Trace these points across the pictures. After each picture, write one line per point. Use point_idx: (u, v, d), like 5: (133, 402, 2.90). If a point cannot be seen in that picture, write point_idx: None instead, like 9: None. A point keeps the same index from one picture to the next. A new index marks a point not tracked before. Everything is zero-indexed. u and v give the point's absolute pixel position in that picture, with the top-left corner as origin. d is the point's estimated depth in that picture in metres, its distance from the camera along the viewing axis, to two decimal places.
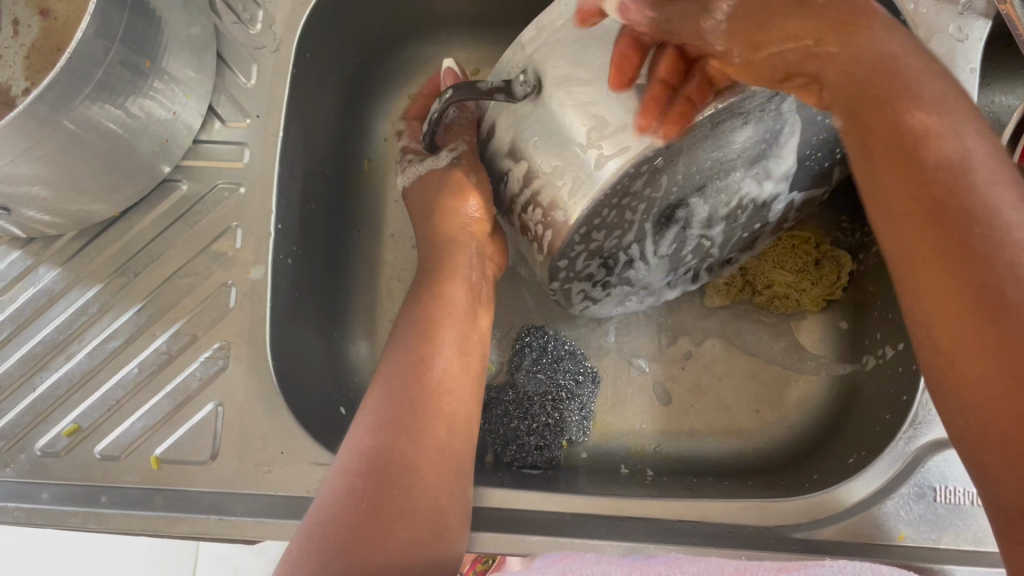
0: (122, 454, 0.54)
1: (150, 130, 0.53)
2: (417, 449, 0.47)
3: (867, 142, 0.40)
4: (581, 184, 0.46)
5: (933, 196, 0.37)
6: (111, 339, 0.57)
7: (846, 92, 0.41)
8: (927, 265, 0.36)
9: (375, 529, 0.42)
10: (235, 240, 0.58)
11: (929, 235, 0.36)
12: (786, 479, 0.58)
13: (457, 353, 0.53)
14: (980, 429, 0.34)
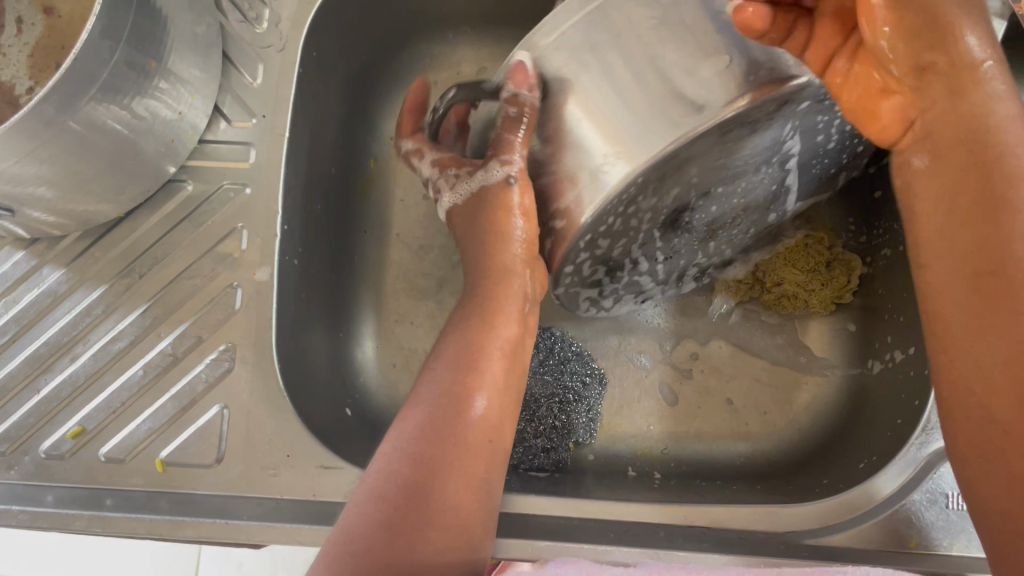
0: (127, 457, 0.54)
1: (155, 130, 0.53)
2: (452, 457, 0.47)
3: (952, 176, 0.39)
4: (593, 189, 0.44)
5: (995, 225, 0.37)
6: (116, 341, 0.56)
7: (943, 149, 0.39)
8: (985, 339, 0.37)
9: (408, 539, 0.43)
10: (241, 241, 0.57)
11: (993, 315, 0.37)
12: (796, 483, 0.58)
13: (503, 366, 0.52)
14: (988, 449, 0.37)
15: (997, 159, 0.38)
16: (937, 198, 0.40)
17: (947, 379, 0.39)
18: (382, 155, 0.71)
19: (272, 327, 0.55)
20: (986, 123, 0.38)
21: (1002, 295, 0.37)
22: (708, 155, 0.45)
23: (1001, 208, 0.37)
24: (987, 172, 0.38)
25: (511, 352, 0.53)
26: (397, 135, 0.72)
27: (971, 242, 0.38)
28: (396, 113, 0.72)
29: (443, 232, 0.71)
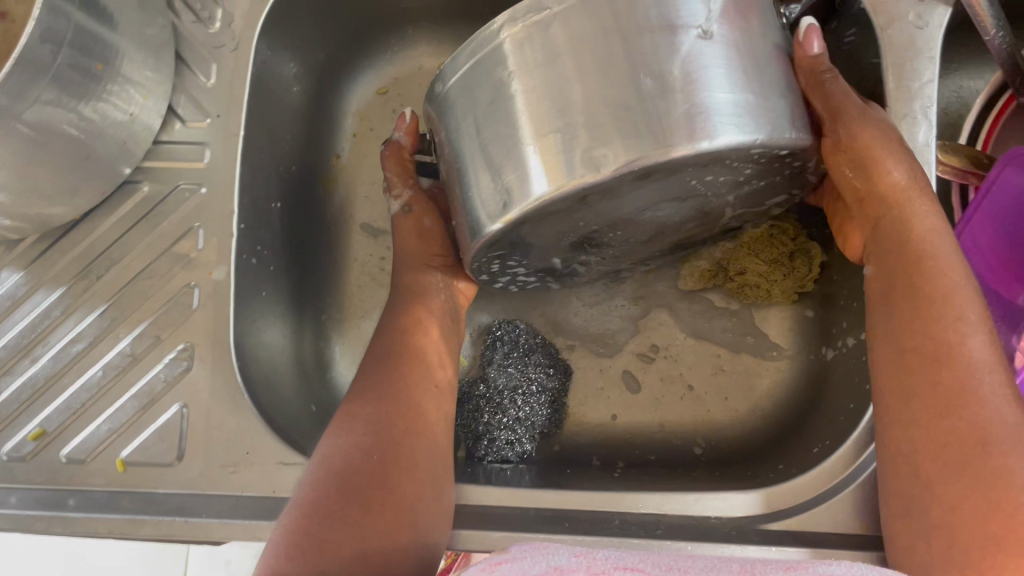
0: (87, 457, 0.54)
1: (107, 132, 0.53)
2: (401, 459, 0.50)
3: (887, 271, 0.48)
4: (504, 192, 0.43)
5: (924, 325, 0.45)
6: (75, 342, 0.56)
7: (888, 243, 0.49)
8: (916, 393, 0.43)
9: (363, 532, 0.45)
10: (197, 241, 0.57)
11: (923, 378, 0.43)
12: (754, 469, 0.59)
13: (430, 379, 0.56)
14: (919, 503, 0.41)
15: (927, 266, 0.47)
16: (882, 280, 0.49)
17: (887, 443, 0.44)
18: (345, 152, 0.72)
19: (229, 326, 0.55)
20: (916, 237, 0.48)
21: (931, 377, 0.43)
22: (592, 206, 0.45)
23: (934, 304, 0.45)
24: (915, 285, 0.46)
25: (434, 358, 0.57)
26: (359, 132, 0.72)
27: (909, 317, 0.46)
28: (359, 109, 0.72)
29: None
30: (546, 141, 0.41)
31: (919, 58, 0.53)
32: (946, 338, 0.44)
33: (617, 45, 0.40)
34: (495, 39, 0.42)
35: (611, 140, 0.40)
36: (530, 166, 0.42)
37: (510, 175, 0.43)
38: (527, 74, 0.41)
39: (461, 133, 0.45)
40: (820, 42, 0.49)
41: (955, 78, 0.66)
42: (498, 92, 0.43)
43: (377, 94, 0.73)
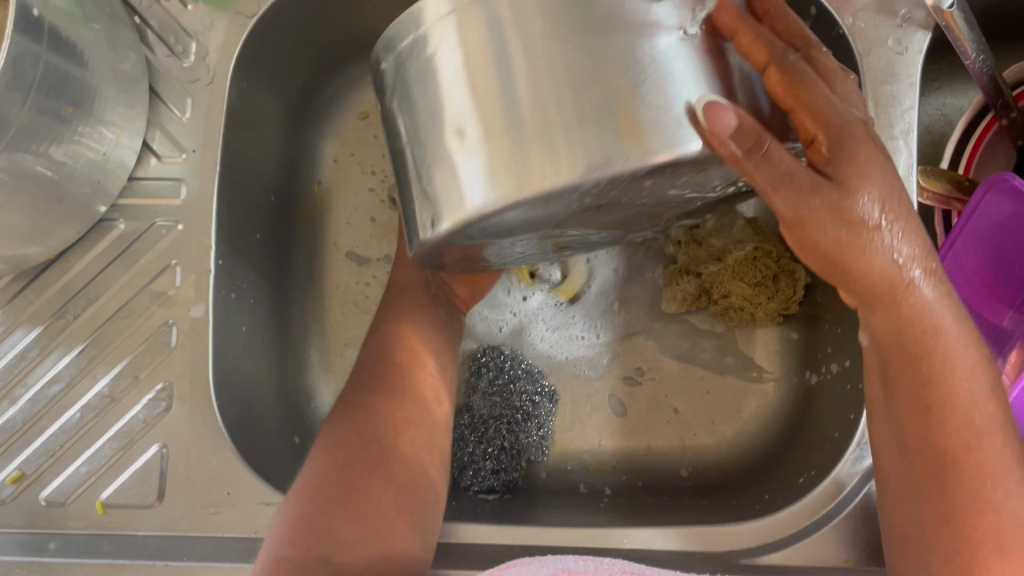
0: (66, 500, 0.54)
1: (80, 173, 0.52)
2: (391, 474, 0.51)
3: (885, 357, 0.44)
4: (444, 206, 0.37)
5: (931, 424, 0.42)
6: (52, 384, 0.56)
7: (887, 333, 0.42)
8: (918, 471, 0.43)
9: (361, 550, 0.46)
10: (175, 279, 0.57)
11: (926, 461, 0.42)
12: (740, 498, 0.59)
13: (420, 393, 0.56)
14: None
15: (932, 361, 0.42)
16: (879, 359, 0.44)
17: (897, 526, 0.44)
18: (326, 178, 0.71)
19: (208, 364, 0.55)
20: (915, 329, 0.41)
21: (941, 480, 0.42)
22: (550, 223, 0.42)
23: (941, 403, 0.42)
24: (919, 379, 0.42)
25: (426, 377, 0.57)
26: (339, 157, 0.72)
27: (908, 402, 0.43)
28: (338, 133, 0.72)
29: (387, 253, 0.70)
30: (495, 142, 0.35)
31: (898, 84, 0.53)
32: (956, 438, 0.41)
33: (574, 29, 0.34)
34: (428, 12, 0.35)
35: (562, 152, 0.35)
36: (468, 173, 0.36)
37: (443, 181, 0.37)
38: (471, 61, 0.35)
39: (416, 111, 0.38)
40: (733, 118, 0.34)
41: (938, 96, 0.65)
42: (433, 83, 0.37)
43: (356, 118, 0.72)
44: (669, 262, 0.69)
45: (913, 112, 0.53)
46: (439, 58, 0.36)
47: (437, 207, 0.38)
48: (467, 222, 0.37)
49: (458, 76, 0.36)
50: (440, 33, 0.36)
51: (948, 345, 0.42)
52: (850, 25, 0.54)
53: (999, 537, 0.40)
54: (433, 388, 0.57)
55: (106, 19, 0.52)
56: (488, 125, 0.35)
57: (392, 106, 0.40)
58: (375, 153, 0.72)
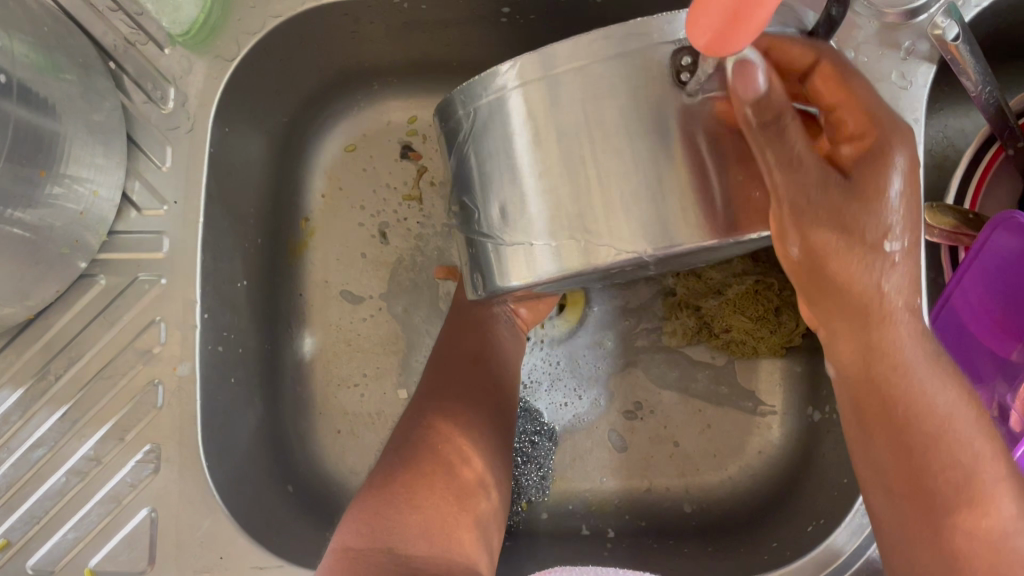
0: (55, 568, 0.52)
1: (58, 232, 0.51)
2: (457, 476, 0.50)
3: (859, 378, 0.41)
4: (520, 262, 0.43)
5: (909, 452, 0.39)
6: (36, 447, 0.54)
7: (855, 370, 0.41)
8: (911, 520, 0.40)
9: (426, 545, 0.45)
10: (159, 335, 0.55)
11: (915, 508, 0.39)
12: (746, 545, 0.58)
13: (479, 409, 0.54)
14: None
15: (909, 402, 0.39)
16: (851, 404, 0.42)
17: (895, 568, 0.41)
18: (314, 215, 0.69)
19: (196, 423, 0.53)
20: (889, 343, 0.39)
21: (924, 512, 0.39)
22: (586, 278, 0.47)
23: (918, 426, 0.39)
24: (894, 399, 0.39)
25: (490, 389, 0.56)
26: (327, 192, 0.69)
27: (886, 446, 0.40)
28: (325, 168, 0.70)
29: (380, 290, 0.68)
30: (564, 219, 0.41)
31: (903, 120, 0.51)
32: (939, 460, 0.39)
33: (634, 121, 0.39)
34: (503, 84, 0.41)
35: (623, 230, 0.40)
36: (537, 248, 0.42)
37: (512, 246, 0.43)
38: (536, 137, 0.41)
39: (484, 174, 0.43)
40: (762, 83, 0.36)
41: (941, 119, 0.63)
42: (505, 148, 0.42)
43: (342, 151, 0.70)
44: (668, 293, 0.67)
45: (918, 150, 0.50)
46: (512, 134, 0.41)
47: (506, 266, 0.43)
48: (532, 282, 0.43)
49: (528, 151, 0.41)
50: (516, 111, 0.41)
51: (924, 385, 0.39)
52: (852, 60, 0.52)
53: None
54: (493, 403, 0.55)
55: (79, 70, 0.50)
56: (556, 194, 0.41)
57: (461, 169, 0.45)
58: (364, 187, 0.70)
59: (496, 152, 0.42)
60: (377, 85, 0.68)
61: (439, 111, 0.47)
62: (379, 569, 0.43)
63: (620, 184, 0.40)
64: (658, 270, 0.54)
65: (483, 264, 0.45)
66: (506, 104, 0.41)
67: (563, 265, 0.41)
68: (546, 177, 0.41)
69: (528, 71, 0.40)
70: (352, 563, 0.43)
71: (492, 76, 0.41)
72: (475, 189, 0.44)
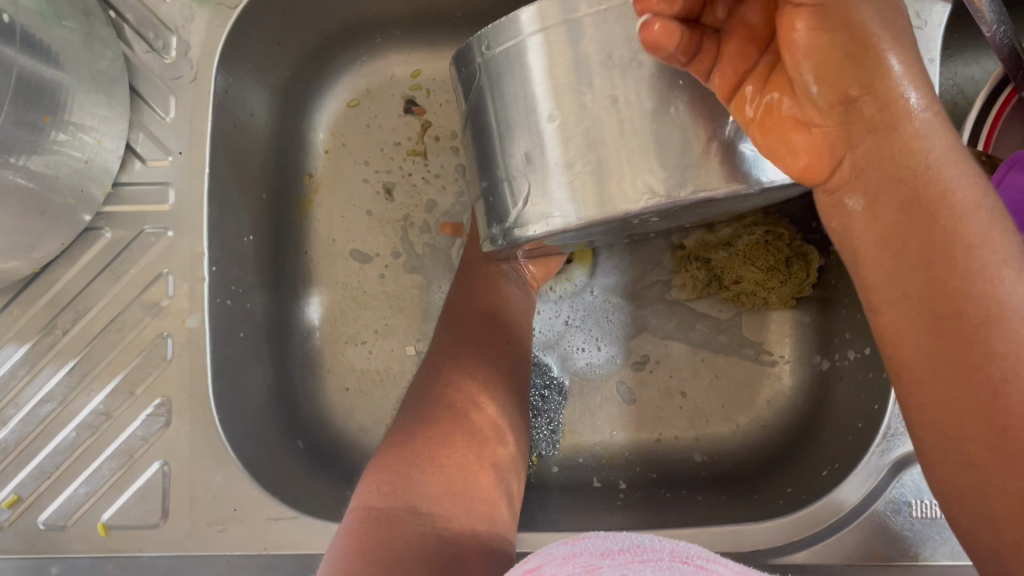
0: (67, 523, 0.52)
1: (63, 182, 0.50)
2: (476, 429, 0.49)
3: (895, 216, 0.34)
4: (540, 210, 0.42)
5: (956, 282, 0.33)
6: (45, 402, 0.54)
7: (881, 189, 0.34)
8: (937, 353, 0.33)
9: (449, 503, 0.45)
10: (168, 288, 0.54)
11: (945, 336, 0.33)
12: (762, 493, 0.58)
13: (495, 368, 0.53)
14: (975, 482, 0.33)
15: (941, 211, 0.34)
16: (876, 232, 0.35)
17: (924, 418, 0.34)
18: (319, 173, 0.68)
19: (207, 376, 0.53)
20: (928, 159, 0.34)
21: (975, 351, 0.32)
22: (600, 229, 0.47)
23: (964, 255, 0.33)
24: (933, 231, 0.33)
25: (506, 351, 0.55)
26: (330, 149, 0.69)
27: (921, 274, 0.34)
28: (328, 126, 0.69)
29: (390, 249, 0.68)
30: (582, 166, 0.40)
31: (918, 61, 0.51)
32: (984, 293, 0.33)
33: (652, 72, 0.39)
34: (523, 28, 0.40)
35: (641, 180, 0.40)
36: (560, 192, 0.41)
37: (531, 193, 0.42)
38: (556, 83, 0.40)
39: (504, 120, 0.43)
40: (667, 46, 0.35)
41: None
42: (524, 92, 0.41)
43: (344, 108, 0.69)
44: (675, 248, 0.66)
45: (933, 90, 0.50)
46: (535, 81, 0.41)
47: (524, 215, 0.43)
48: (551, 231, 0.42)
49: (547, 96, 0.41)
50: (535, 58, 0.40)
51: (956, 203, 0.34)
52: None
53: None
54: (508, 363, 0.54)
55: (79, 15, 0.49)
56: (573, 133, 0.40)
57: (479, 117, 0.45)
58: (367, 144, 0.69)
59: (514, 99, 0.42)
60: (379, 38, 0.67)
61: (457, 57, 0.46)
62: (403, 530, 0.42)
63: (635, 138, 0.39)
64: (670, 225, 0.54)
65: (501, 211, 0.44)
66: (525, 51, 0.41)
67: (588, 212, 0.41)
68: (574, 114, 0.40)
69: (548, 15, 0.39)
70: (375, 524, 0.43)
71: (510, 21, 0.40)
72: (493, 137, 0.44)
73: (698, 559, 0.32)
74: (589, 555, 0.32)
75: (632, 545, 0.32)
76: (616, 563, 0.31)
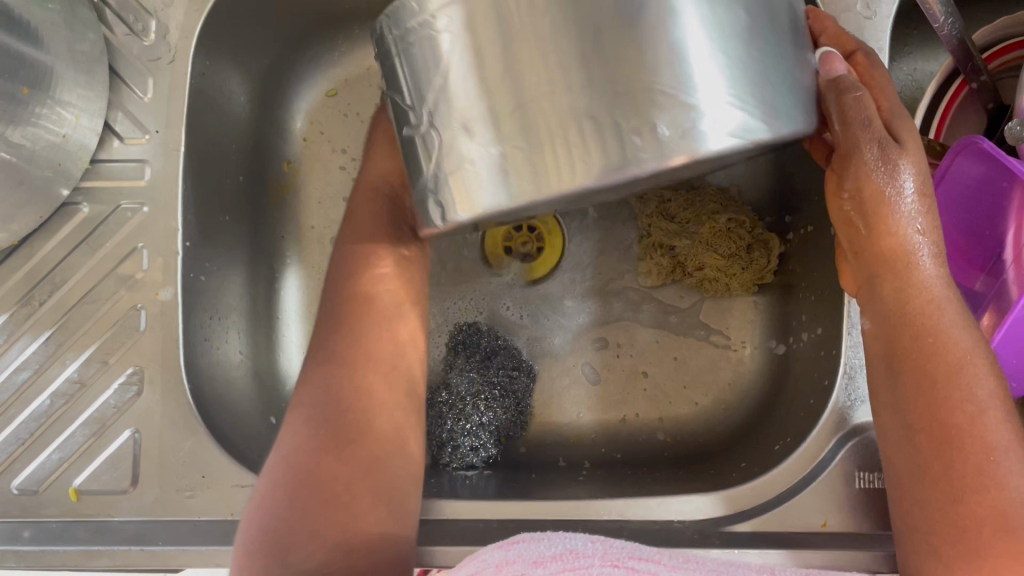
0: (40, 488, 0.53)
1: (40, 156, 0.51)
2: (370, 439, 0.49)
3: (887, 335, 0.45)
4: (467, 182, 0.37)
5: (932, 403, 0.42)
6: (20, 370, 0.55)
7: (888, 317, 0.45)
8: (923, 456, 0.42)
9: (321, 536, 0.45)
10: (142, 261, 0.56)
11: (928, 440, 0.42)
12: (718, 467, 0.60)
13: (372, 365, 0.51)
14: (931, 556, 0.41)
15: (928, 340, 0.43)
16: (881, 345, 0.45)
17: (901, 505, 0.43)
18: (296, 159, 0.70)
19: (178, 346, 0.55)
20: (918, 303, 0.44)
21: (945, 464, 0.41)
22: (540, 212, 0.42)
23: (946, 380, 0.42)
24: (915, 350, 0.43)
25: (387, 345, 0.53)
26: (310, 136, 0.70)
27: (912, 388, 0.43)
28: (306, 112, 0.70)
29: None
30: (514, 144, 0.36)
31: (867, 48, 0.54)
32: (961, 415, 0.41)
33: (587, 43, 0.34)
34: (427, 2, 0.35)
35: (581, 162, 0.35)
36: (473, 161, 0.37)
37: (454, 173, 0.38)
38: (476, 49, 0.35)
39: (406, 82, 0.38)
40: (843, 66, 0.44)
41: (908, 61, 0.64)
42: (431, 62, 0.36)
43: (324, 95, 0.71)
44: (643, 235, 0.68)
45: None
46: (434, 37, 0.36)
47: (450, 197, 0.38)
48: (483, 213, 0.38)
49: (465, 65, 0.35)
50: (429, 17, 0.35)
51: (947, 330, 0.43)
52: None
53: (1001, 495, 0.39)
54: (386, 358, 0.52)
55: None
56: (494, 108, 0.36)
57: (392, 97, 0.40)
58: (346, 133, 0.71)
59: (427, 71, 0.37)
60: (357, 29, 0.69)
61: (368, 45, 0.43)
62: None
63: (551, 114, 0.35)
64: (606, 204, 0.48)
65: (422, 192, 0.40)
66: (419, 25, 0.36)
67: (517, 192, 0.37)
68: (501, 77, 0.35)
69: None
70: None
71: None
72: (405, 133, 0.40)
73: (629, 561, 0.35)
74: (522, 563, 0.34)
75: (565, 552, 0.35)
76: (548, 571, 0.34)
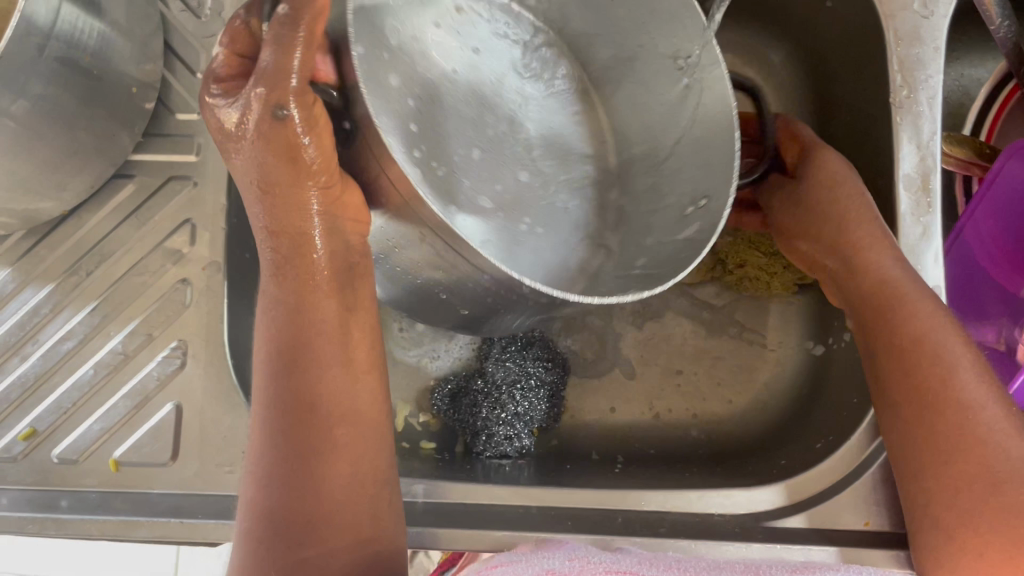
0: (80, 457, 0.53)
1: (97, 125, 0.52)
2: (342, 429, 0.44)
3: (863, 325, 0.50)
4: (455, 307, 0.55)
5: (911, 372, 0.46)
6: (65, 340, 0.56)
7: (863, 308, 0.50)
8: (915, 425, 0.45)
9: None
10: (189, 236, 0.56)
11: (918, 407, 0.46)
12: (755, 464, 0.59)
13: (333, 376, 0.44)
14: (935, 523, 0.44)
15: (900, 313, 0.48)
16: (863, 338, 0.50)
17: (903, 478, 0.46)
18: None
19: (223, 322, 0.55)
20: (886, 288, 0.49)
21: (928, 424, 0.45)
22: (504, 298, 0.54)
23: (920, 346, 0.47)
24: (888, 327, 0.48)
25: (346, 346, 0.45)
26: None
27: (892, 365, 0.47)
28: None
29: None
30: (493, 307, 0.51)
31: (925, 48, 0.54)
32: (938, 375, 0.46)
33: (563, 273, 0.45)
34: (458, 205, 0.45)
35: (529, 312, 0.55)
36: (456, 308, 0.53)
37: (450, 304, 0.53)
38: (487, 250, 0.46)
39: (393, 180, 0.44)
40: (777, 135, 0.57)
41: (956, 67, 0.64)
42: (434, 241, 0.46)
43: None
44: None
45: (938, 79, 0.54)
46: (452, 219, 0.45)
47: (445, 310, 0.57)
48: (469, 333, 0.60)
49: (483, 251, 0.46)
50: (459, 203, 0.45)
51: (913, 302, 0.48)
52: None
53: (988, 444, 0.43)
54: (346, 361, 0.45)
55: None
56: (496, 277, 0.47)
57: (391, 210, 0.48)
58: None
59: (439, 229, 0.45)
60: None
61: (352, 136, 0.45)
62: None
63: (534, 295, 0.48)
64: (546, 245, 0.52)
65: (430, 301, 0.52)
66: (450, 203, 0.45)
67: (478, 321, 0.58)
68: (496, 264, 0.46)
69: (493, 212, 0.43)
70: None
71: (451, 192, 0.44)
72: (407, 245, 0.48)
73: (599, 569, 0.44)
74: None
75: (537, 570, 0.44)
76: None
